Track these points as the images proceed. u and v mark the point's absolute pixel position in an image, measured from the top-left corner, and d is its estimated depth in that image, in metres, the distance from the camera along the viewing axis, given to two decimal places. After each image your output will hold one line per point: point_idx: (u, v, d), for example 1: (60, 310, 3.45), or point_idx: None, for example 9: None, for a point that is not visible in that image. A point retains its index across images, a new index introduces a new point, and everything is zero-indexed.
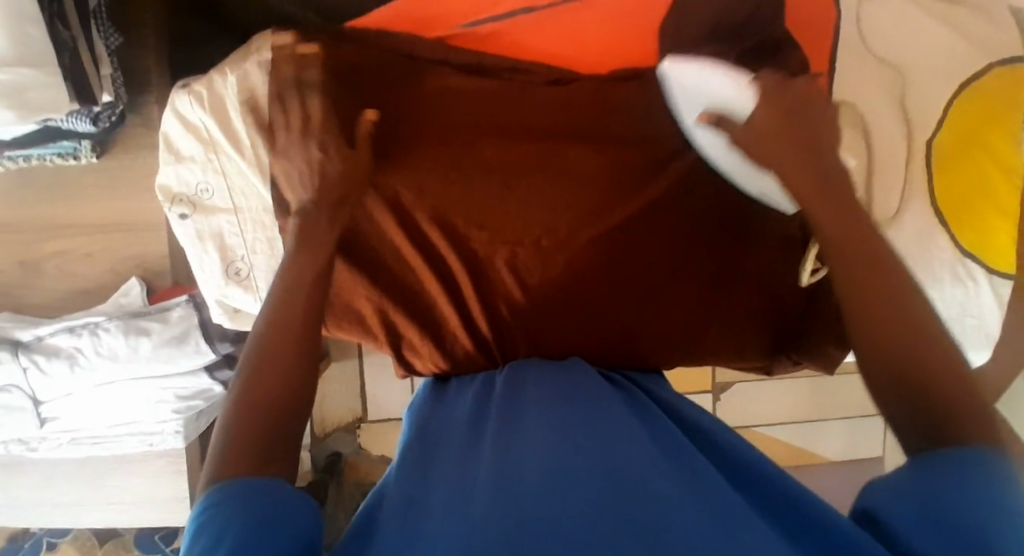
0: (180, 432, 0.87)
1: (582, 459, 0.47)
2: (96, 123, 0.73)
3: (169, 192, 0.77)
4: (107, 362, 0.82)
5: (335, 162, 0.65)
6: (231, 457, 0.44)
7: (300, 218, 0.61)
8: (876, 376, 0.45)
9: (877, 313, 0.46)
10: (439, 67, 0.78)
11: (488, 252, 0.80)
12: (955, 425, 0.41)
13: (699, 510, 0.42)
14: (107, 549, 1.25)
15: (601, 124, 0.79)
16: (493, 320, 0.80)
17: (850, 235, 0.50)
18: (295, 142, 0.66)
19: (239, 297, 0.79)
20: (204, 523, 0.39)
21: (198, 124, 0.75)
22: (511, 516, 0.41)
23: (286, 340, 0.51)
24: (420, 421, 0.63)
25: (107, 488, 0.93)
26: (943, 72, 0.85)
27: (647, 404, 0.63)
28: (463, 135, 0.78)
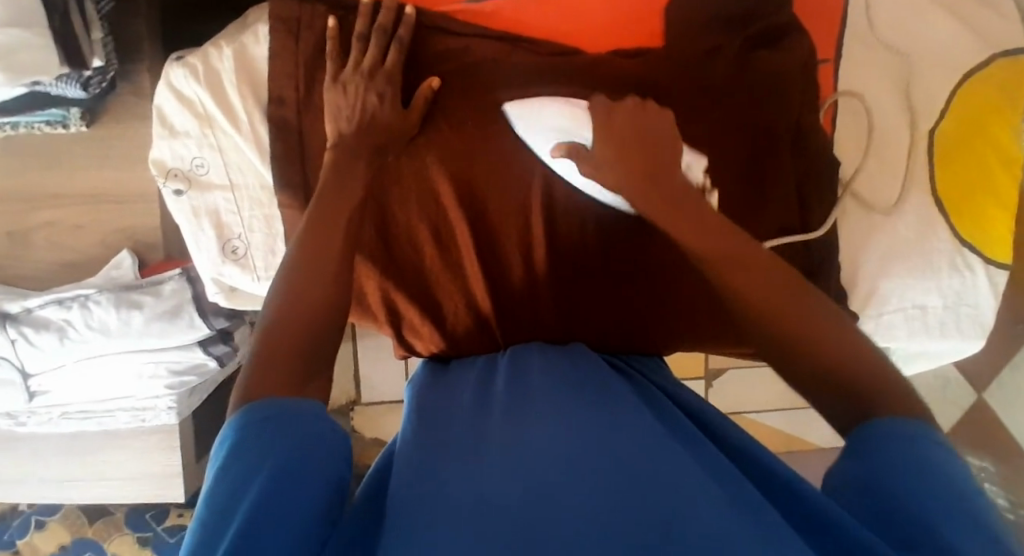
0: (172, 407, 0.86)
1: (591, 442, 0.47)
2: (87, 89, 0.72)
3: (163, 167, 0.75)
4: (98, 335, 0.79)
5: (389, 111, 0.68)
6: (261, 392, 0.44)
7: (333, 160, 0.63)
8: (792, 375, 0.50)
9: (782, 326, 0.50)
10: (439, 33, 0.77)
11: (496, 230, 0.79)
12: (891, 398, 0.45)
13: (709, 496, 0.41)
14: (97, 528, 1.22)
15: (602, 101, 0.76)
16: (498, 301, 0.80)
17: (733, 250, 0.55)
18: (342, 77, 0.68)
19: (235, 275, 0.77)
20: (242, 447, 0.41)
21: (193, 97, 0.73)
22: (524, 500, 0.40)
23: (313, 282, 0.52)
24: (419, 397, 0.62)
25: (96, 465, 0.91)
26: (946, 60, 0.84)
27: (653, 393, 0.62)
28: (471, 103, 0.76)
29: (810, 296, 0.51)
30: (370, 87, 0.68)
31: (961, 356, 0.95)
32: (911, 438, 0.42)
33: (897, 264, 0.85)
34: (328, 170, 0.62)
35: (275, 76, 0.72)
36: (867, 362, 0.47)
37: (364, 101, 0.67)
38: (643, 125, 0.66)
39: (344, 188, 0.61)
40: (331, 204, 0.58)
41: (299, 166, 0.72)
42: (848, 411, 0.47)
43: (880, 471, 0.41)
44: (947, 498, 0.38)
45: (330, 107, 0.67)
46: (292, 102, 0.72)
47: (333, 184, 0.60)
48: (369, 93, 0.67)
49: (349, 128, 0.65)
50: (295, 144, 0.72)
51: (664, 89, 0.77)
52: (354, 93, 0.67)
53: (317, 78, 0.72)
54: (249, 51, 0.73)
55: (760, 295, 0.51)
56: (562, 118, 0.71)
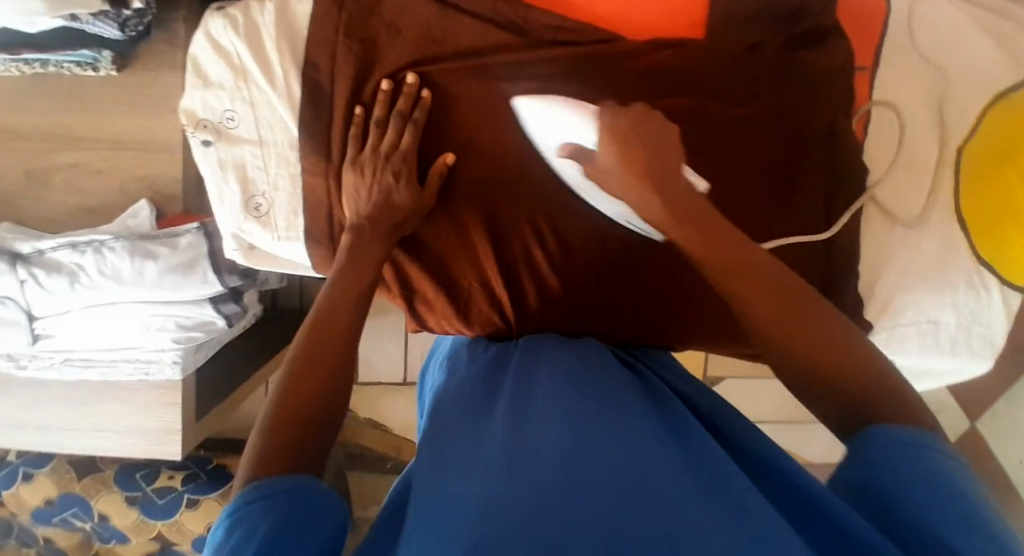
0: (178, 362, 0.84)
1: (597, 437, 0.47)
2: (124, 30, 0.72)
3: (194, 117, 0.72)
4: (110, 283, 0.77)
5: (405, 190, 0.67)
6: (267, 457, 0.47)
7: (351, 240, 0.65)
8: (792, 379, 0.51)
9: (798, 352, 0.50)
10: (467, 17, 0.72)
11: (518, 226, 0.75)
12: (895, 409, 0.46)
13: (708, 502, 0.41)
14: (85, 484, 1.19)
15: (642, 89, 0.74)
16: (517, 295, 0.77)
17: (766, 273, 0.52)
18: (362, 157, 0.68)
19: (256, 233, 0.74)
20: (239, 520, 0.43)
21: (230, 49, 0.71)
22: (528, 489, 0.41)
23: (314, 362, 0.55)
24: (440, 393, 0.63)
25: (96, 415, 0.88)
26: (981, 79, 0.84)
27: (666, 393, 0.61)
28: (500, 91, 0.72)
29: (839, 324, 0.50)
30: (386, 167, 0.67)
31: (968, 376, 0.94)
32: (912, 445, 0.42)
33: (915, 279, 0.85)
34: (343, 256, 0.64)
35: (314, 32, 0.70)
36: (873, 378, 0.48)
37: (381, 180, 0.67)
38: (657, 132, 0.60)
39: (362, 274, 0.63)
40: (346, 270, 0.63)
41: (325, 131, 0.70)
42: (846, 414, 0.48)
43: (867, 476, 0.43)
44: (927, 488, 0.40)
45: (349, 190, 0.68)
46: (328, 64, 0.70)
47: (356, 259, 0.64)
48: (385, 171, 0.67)
49: (366, 213, 0.66)
50: (324, 108, 0.70)
51: (702, 82, 0.76)
52: (371, 176, 0.67)
53: (356, 40, 0.70)
54: (291, 7, 0.70)
55: (778, 324, 0.51)
56: (565, 118, 0.65)
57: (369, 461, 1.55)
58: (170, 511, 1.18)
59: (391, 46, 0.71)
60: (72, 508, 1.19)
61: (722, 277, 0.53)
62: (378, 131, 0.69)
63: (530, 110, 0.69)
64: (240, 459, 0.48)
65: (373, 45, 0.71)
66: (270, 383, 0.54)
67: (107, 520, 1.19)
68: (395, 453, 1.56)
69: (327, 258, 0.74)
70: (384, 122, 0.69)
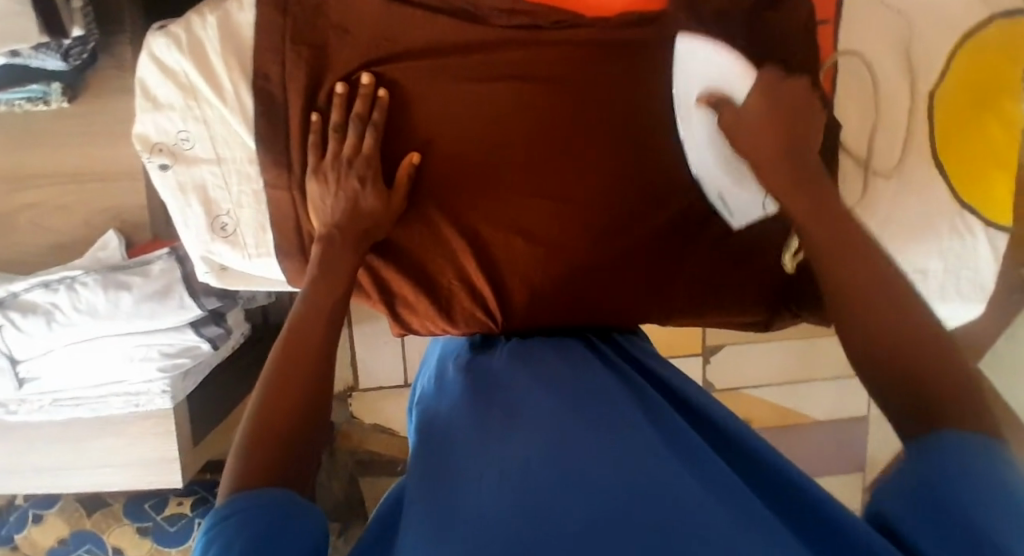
0: (167, 391, 0.83)
1: (593, 456, 0.49)
2: (67, 59, 0.71)
3: (148, 142, 0.71)
4: (87, 318, 0.76)
5: (372, 194, 0.66)
6: (248, 475, 0.47)
7: (321, 250, 0.63)
8: (849, 336, 0.47)
9: (858, 302, 0.47)
10: (415, 10, 0.70)
11: (494, 222, 0.74)
12: (949, 395, 0.42)
13: (713, 511, 0.43)
14: (96, 519, 1.19)
15: (603, 65, 0.72)
16: (500, 289, 0.77)
17: (830, 223, 0.52)
18: (323, 165, 0.66)
19: (226, 254, 0.73)
20: (216, 535, 0.42)
21: (176, 69, 0.69)
22: (529, 518, 0.43)
23: (296, 382, 0.54)
24: (429, 401, 0.64)
25: (92, 451, 0.87)
26: (948, 19, 0.82)
27: (647, 389, 0.63)
28: (458, 83, 0.71)
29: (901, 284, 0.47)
30: (350, 172, 0.65)
31: (963, 320, 0.93)
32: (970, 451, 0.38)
33: (899, 230, 0.84)
34: (314, 267, 0.63)
35: (261, 44, 0.68)
36: (931, 352, 0.43)
37: (346, 187, 0.65)
38: (803, 105, 0.64)
39: (336, 285, 0.62)
40: (321, 283, 0.61)
41: (283, 142, 0.68)
42: (903, 401, 0.43)
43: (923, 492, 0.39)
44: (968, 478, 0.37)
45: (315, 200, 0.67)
46: (277, 76, 0.68)
47: (327, 268, 0.62)
48: (350, 176, 0.65)
49: (336, 222, 0.64)
50: (279, 118, 0.68)
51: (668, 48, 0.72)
52: (335, 183, 0.66)
53: (303, 48, 0.68)
54: (232, 19, 0.69)
55: (844, 274, 0.49)
56: (718, 69, 0.69)
57: (378, 466, 1.56)
58: (181, 538, 1.16)
59: (340, 49, 0.69)
60: (87, 544, 1.18)
61: (819, 241, 0.52)
62: (338, 135, 0.67)
63: (687, 49, 0.71)
64: (221, 479, 0.48)
65: (321, 49, 0.69)
66: (246, 404, 0.53)
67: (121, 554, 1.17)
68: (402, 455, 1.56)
69: (300, 270, 0.73)
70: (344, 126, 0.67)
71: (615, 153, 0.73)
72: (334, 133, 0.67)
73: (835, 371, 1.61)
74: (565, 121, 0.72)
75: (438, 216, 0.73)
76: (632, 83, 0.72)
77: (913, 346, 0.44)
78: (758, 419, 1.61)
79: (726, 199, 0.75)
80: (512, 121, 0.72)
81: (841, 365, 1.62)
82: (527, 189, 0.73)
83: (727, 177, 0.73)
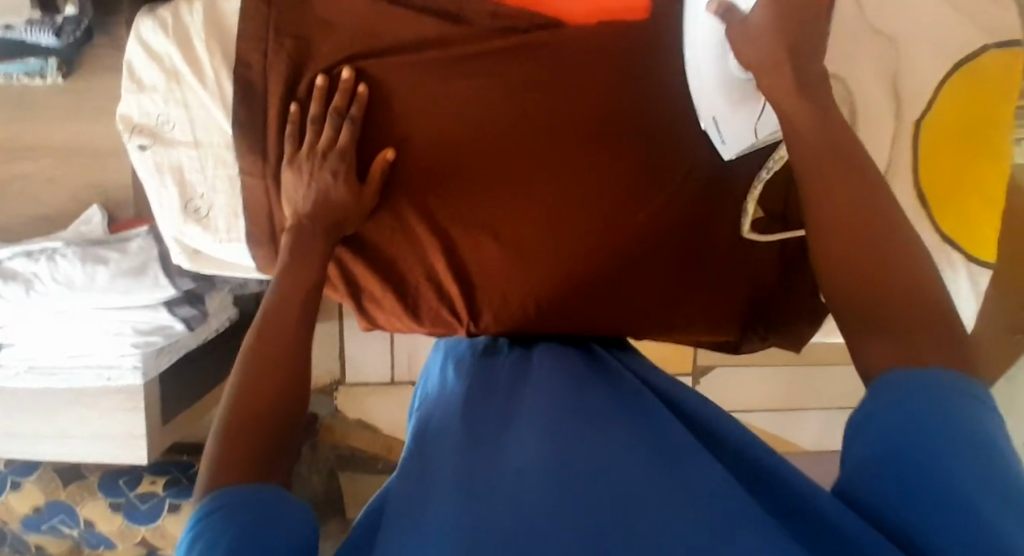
0: (138, 367, 0.84)
1: (579, 453, 0.51)
2: (60, 36, 0.74)
3: (130, 122, 0.73)
4: (63, 289, 0.77)
5: (342, 187, 0.67)
6: (224, 466, 0.48)
7: (293, 240, 0.65)
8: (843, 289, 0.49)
9: (844, 255, 0.48)
10: (407, 11, 0.71)
11: (466, 228, 0.75)
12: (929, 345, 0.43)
13: (686, 508, 0.45)
14: (70, 491, 1.20)
15: (591, 73, 0.72)
16: (467, 292, 0.79)
17: (835, 160, 0.50)
18: (298, 157, 0.68)
19: (196, 235, 0.74)
20: (204, 529, 0.43)
21: (162, 52, 0.70)
22: (513, 519, 0.45)
23: (272, 371, 0.55)
24: (426, 407, 0.66)
25: (63, 421, 0.89)
26: (943, 49, 0.81)
27: (635, 388, 0.65)
28: (440, 84, 0.71)
29: (892, 227, 0.48)
30: (324, 165, 0.66)
31: None
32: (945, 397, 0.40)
33: None
34: (285, 256, 0.64)
35: (244, 34, 0.69)
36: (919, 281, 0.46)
37: (319, 179, 0.66)
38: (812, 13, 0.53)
39: (303, 274, 0.63)
40: (291, 267, 0.63)
41: (260, 132, 0.69)
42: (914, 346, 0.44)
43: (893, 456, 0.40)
44: (939, 430, 0.39)
45: (288, 188, 0.68)
46: (258, 65, 0.69)
47: (295, 260, 0.63)
48: (324, 169, 0.66)
49: (306, 212, 0.66)
50: (258, 107, 0.69)
51: (648, 68, 0.73)
52: (309, 175, 0.66)
53: (287, 41, 0.69)
54: (218, 5, 0.70)
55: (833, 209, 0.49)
56: None
57: (360, 463, 1.57)
58: (152, 516, 1.19)
59: (322, 43, 0.70)
60: (59, 515, 1.21)
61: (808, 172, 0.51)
62: (315, 127, 0.68)
63: None
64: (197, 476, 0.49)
65: (304, 43, 0.70)
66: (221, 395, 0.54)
67: (93, 526, 1.20)
68: (386, 452, 1.58)
69: (270, 258, 0.74)
70: (322, 119, 0.68)
71: (602, 162, 0.74)
72: (313, 126, 0.68)
73: (834, 400, 1.64)
74: (555, 134, 0.73)
75: (412, 213, 0.74)
76: (615, 97, 0.73)
77: (895, 295, 0.46)
78: None
79: (719, 123, 0.69)
80: (498, 129, 0.72)
81: (839, 397, 1.64)
82: (525, 198, 0.74)
83: (718, 99, 0.66)
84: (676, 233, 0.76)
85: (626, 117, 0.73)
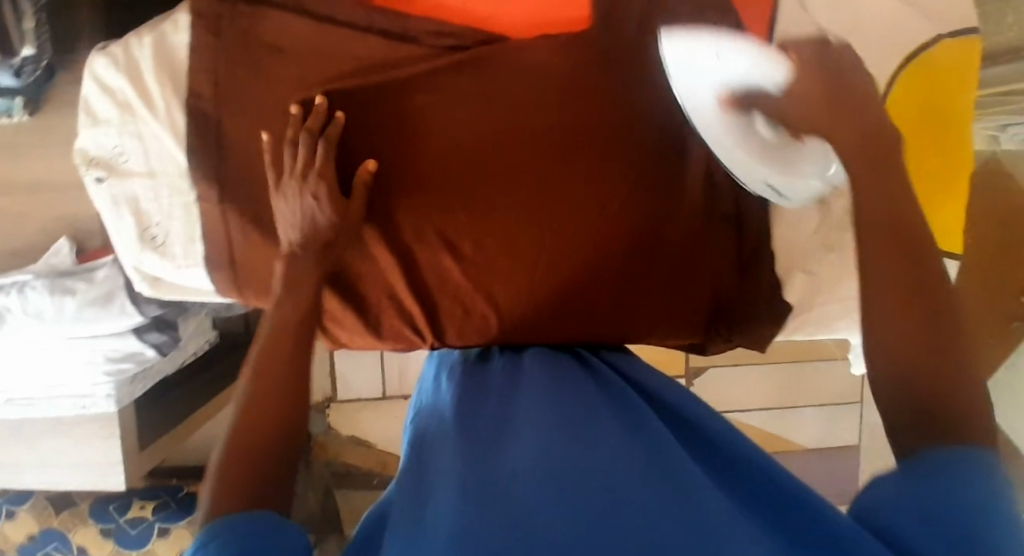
0: (111, 395, 0.86)
1: (567, 451, 0.51)
2: (20, 76, 0.79)
3: (86, 155, 0.74)
4: (32, 321, 0.79)
5: (328, 210, 0.66)
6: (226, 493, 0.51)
7: (286, 269, 0.66)
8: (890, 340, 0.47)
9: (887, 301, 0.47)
10: (355, 33, 0.72)
11: (429, 243, 0.76)
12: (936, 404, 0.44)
13: (665, 503, 0.45)
14: (63, 518, 1.21)
15: (551, 82, 0.73)
16: (429, 308, 0.80)
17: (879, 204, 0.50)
18: (280, 182, 0.67)
19: (154, 263, 0.76)
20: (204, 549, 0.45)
21: (114, 87, 0.72)
22: (502, 515, 0.45)
23: (264, 396, 0.58)
24: (419, 416, 0.67)
25: (42, 450, 0.90)
26: (893, 42, 0.81)
27: (623, 390, 0.65)
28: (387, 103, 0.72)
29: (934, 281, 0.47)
30: (305, 189, 0.65)
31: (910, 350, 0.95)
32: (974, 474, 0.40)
33: (836, 256, 0.84)
34: (279, 284, 0.66)
35: (193, 65, 0.71)
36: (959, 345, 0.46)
37: (303, 203, 0.65)
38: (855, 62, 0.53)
39: (292, 299, 0.65)
40: (291, 289, 0.65)
41: (213, 160, 0.71)
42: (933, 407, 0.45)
43: (922, 487, 0.41)
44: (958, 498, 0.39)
45: (281, 213, 0.67)
46: (209, 95, 0.71)
47: (289, 282, 0.65)
48: (305, 193, 0.65)
49: (297, 239, 0.66)
50: (209, 136, 0.71)
51: (593, 78, 0.74)
52: (292, 200, 0.66)
53: (236, 70, 0.71)
54: (167, 40, 0.72)
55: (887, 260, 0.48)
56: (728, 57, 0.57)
57: (356, 479, 1.57)
58: (141, 540, 1.20)
59: (270, 69, 0.71)
60: (53, 543, 1.21)
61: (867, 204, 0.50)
62: (292, 151, 0.66)
63: (682, 42, 0.61)
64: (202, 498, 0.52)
65: (253, 71, 0.71)
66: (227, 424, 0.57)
67: None
68: (381, 468, 1.57)
69: (228, 282, 0.76)
70: (299, 141, 0.66)
71: (575, 166, 0.74)
72: (291, 148, 0.66)
73: (831, 396, 1.64)
74: (530, 141, 0.74)
75: (369, 232, 0.74)
76: (575, 106, 0.74)
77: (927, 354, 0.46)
78: None
79: (776, 182, 0.71)
80: (465, 140, 0.73)
81: (833, 393, 1.64)
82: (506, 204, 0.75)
83: (764, 166, 0.68)
84: (633, 239, 0.77)
85: (594, 122, 0.74)
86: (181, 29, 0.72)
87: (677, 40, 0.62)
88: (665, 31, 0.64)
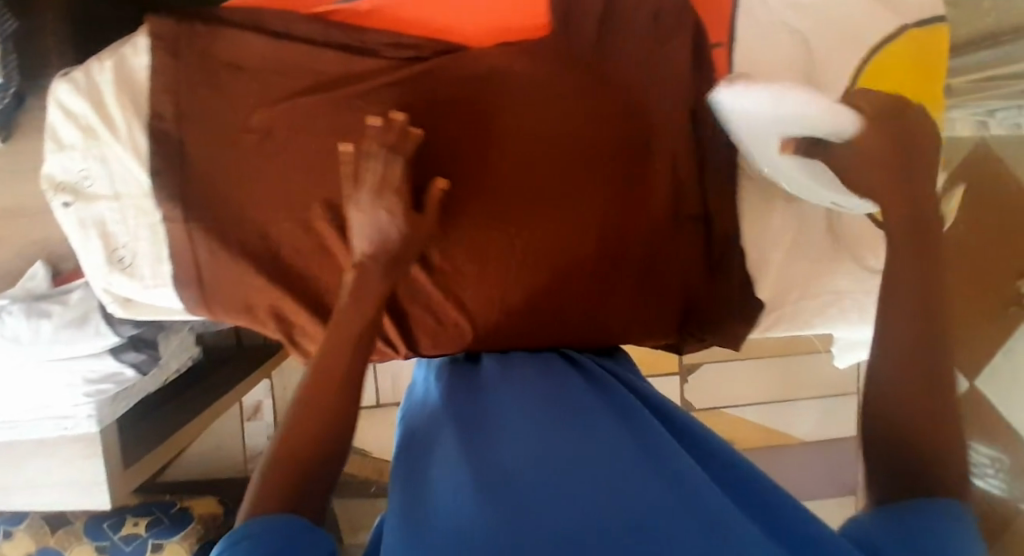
0: (93, 415, 0.87)
1: (566, 448, 0.51)
2: None
3: (53, 181, 0.75)
4: (10, 344, 0.80)
5: (401, 223, 0.64)
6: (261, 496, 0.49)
7: (356, 276, 0.63)
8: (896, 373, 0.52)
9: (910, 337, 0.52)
10: (318, 48, 0.73)
11: None
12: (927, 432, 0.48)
13: (664, 500, 0.45)
14: (59, 537, 1.22)
15: (528, 87, 0.74)
16: (400, 318, 0.80)
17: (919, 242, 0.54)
18: (356, 194, 0.65)
19: (122, 284, 0.77)
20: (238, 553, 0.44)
21: (77, 112, 0.73)
22: (507, 509, 0.44)
23: (317, 406, 0.55)
24: (410, 411, 0.66)
25: (27, 472, 0.91)
26: (856, 36, 0.81)
27: (614, 385, 0.65)
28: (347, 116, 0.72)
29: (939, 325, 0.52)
30: (380, 204, 0.64)
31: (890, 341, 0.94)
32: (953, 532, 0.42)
33: (808, 251, 0.84)
34: (346, 292, 0.63)
35: (154, 88, 0.72)
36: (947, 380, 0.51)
37: (377, 217, 0.64)
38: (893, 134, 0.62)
39: (362, 311, 0.61)
40: (356, 299, 0.62)
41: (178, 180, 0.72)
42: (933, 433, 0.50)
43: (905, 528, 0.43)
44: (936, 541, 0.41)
45: (361, 223, 0.64)
46: (171, 117, 0.72)
47: (360, 295, 0.62)
48: (379, 207, 0.64)
49: (369, 251, 0.64)
50: (172, 157, 0.72)
51: (554, 83, 0.75)
52: (370, 212, 0.64)
53: (197, 91, 0.72)
54: (128, 64, 0.73)
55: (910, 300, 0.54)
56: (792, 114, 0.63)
57: (354, 487, 1.57)
58: None
59: (232, 89, 0.72)
60: None
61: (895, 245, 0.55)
62: (381, 165, 0.64)
63: (736, 98, 0.66)
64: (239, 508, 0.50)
65: (215, 91, 0.72)
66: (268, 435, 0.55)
67: None
68: (378, 475, 1.58)
69: (197, 299, 0.77)
70: (378, 156, 0.64)
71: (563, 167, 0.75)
72: (376, 162, 0.64)
73: (826, 388, 1.63)
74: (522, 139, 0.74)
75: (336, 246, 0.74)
76: (551, 109, 0.74)
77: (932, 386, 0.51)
78: (739, 439, 1.62)
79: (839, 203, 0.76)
80: (440, 144, 0.73)
81: (829, 385, 1.64)
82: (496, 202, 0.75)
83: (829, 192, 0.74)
84: (602, 241, 0.77)
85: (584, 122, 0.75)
86: (141, 53, 0.73)
87: (732, 95, 0.66)
88: (719, 85, 0.67)
